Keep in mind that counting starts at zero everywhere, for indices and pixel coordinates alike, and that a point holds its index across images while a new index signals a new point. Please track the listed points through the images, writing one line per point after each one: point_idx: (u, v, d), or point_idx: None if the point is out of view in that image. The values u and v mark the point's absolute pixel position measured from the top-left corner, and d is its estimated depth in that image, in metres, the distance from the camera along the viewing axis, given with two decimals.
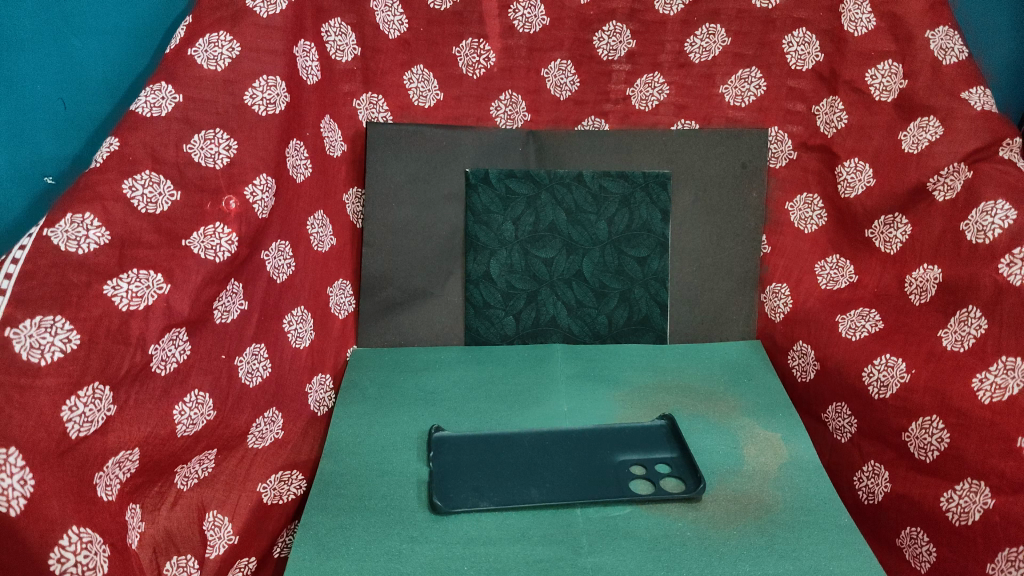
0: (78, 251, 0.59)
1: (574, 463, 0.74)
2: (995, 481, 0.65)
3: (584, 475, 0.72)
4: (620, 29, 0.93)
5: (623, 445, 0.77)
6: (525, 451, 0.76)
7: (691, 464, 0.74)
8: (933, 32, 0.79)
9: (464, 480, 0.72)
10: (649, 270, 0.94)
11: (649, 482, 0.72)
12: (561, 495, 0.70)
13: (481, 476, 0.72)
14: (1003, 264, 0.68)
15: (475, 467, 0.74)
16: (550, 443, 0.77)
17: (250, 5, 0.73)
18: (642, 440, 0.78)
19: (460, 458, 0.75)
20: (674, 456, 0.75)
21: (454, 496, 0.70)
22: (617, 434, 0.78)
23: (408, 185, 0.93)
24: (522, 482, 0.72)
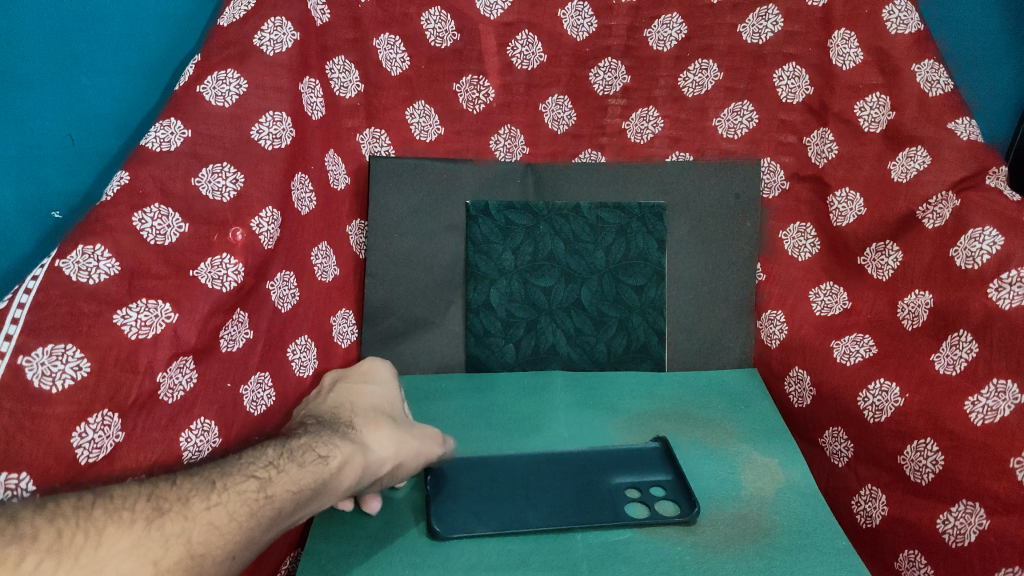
0: (89, 282, 0.61)
1: (572, 486, 0.75)
2: (990, 502, 0.66)
3: (580, 500, 0.73)
4: (615, 65, 0.96)
5: (619, 466, 0.78)
6: (523, 475, 0.76)
7: (685, 488, 0.74)
8: (918, 66, 0.81)
9: (461, 505, 0.72)
10: (647, 298, 0.96)
11: (644, 505, 0.73)
12: (559, 520, 0.70)
13: (479, 500, 0.73)
14: (992, 288, 0.70)
15: (474, 490, 0.74)
16: (548, 465, 0.78)
17: (256, 44, 0.75)
18: (638, 461, 0.79)
19: (460, 481, 0.76)
20: (668, 476, 0.76)
21: (452, 520, 0.70)
22: (614, 454, 0.80)
23: (410, 217, 0.94)
24: (519, 507, 0.72)
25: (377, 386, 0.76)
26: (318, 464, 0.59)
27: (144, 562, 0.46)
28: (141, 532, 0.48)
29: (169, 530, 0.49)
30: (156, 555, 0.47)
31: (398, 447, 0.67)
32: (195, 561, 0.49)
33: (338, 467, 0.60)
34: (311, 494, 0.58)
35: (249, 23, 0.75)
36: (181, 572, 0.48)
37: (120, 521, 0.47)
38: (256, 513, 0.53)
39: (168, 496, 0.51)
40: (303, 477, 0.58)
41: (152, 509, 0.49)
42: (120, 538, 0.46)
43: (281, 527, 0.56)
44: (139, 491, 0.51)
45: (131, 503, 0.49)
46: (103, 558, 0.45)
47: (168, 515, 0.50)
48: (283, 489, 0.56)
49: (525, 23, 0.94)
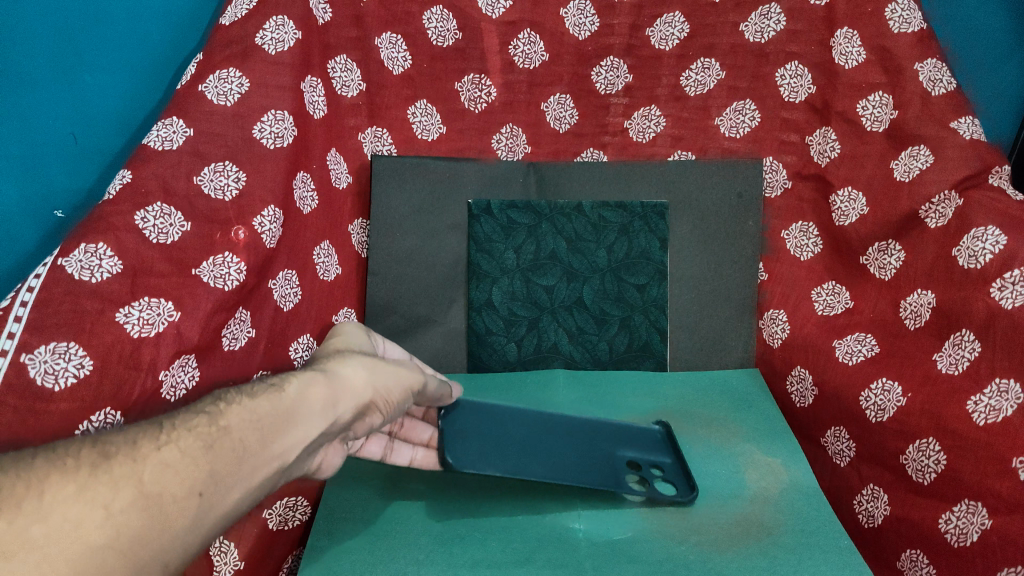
0: (92, 280, 0.61)
1: (583, 447, 0.75)
2: (992, 502, 0.66)
3: (588, 463, 0.73)
4: (617, 64, 0.96)
5: (625, 441, 0.78)
6: (534, 428, 0.76)
7: (685, 473, 0.76)
8: (921, 64, 0.81)
9: (470, 447, 0.72)
10: (649, 297, 0.95)
11: (643, 491, 0.73)
12: (571, 475, 0.70)
13: (491, 444, 0.73)
14: (995, 287, 0.69)
15: (485, 435, 0.74)
16: (558, 427, 0.77)
17: (258, 42, 0.75)
18: (643, 442, 0.79)
19: (471, 427, 0.75)
20: (670, 461, 0.77)
21: (464, 456, 0.70)
22: (623, 429, 0.80)
23: (413, 216, 0.94)
24: (531, 457, 0.72)
25: (342, 333, 0.73)
26: (282, 395, 0.56)
27: (94, 508, 0.41)
28: (87, 478, 0.43)
29: (115, 472, 0.44)
30: (105, 499, 0.42)
31: (371, 379, 0.63)
32: (153, 500, 0.43)
33: (305, 396, 0.56)
34: (282, 424, 0.54)
35: (252, 22, 0.75)
36: (137, 511, 0.42)
37: (63, 470, 0.43)
38: (218, 446, 0.49)
39: (115, 441, 0.47)
40: (268, 405, 0.54)
41: (97, 456, 0.45)
42: (63, 487, 0.42)
43: (255, 462, 0.50)
44: (84, 440, 0.46)
45: (73, 451, 0.45)
46: (48, 507, 0.40)
47: (114, 459, 0.45)
48: (241, 419, 0.52)
49: (527, 21, 0.94)
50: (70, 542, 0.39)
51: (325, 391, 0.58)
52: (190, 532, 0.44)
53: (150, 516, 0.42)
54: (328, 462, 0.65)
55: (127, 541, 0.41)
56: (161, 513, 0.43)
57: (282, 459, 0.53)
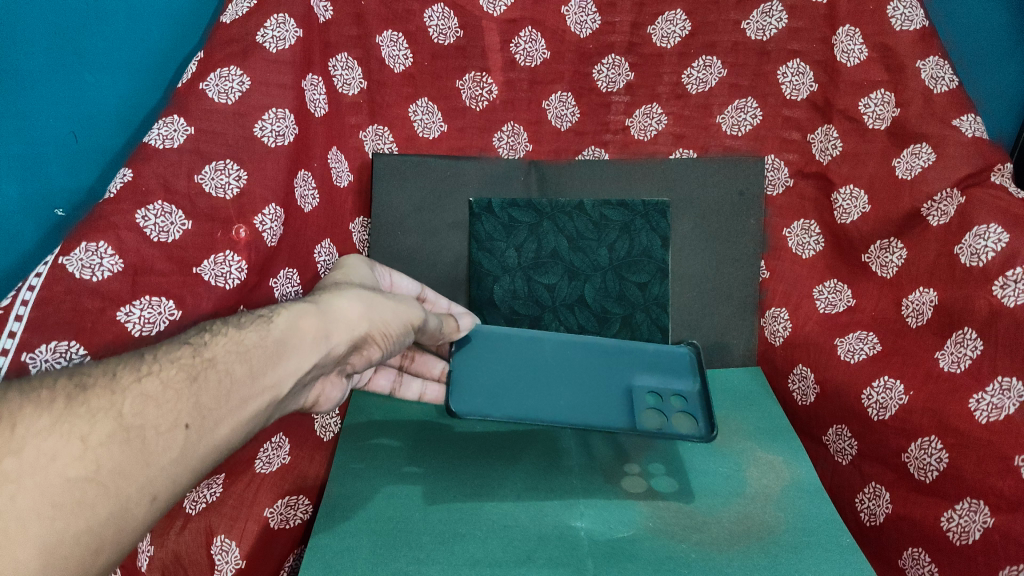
0: (93, 279, 0.63)
1: (594, 383, 0.77)
2: (994, 500, 0.67)
3: (597, 399, 0.74)
4: (619, 62, 0.97)
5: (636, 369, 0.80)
6: (547, 365, 0.79)
7: (705, 403, 0.75)
8: (923, 62, 0.81)
9: (479, 392, 0.74)
10: (650, 295, 0.92)
11: (647, 498, 0.74)
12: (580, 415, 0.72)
13: (501, 386, 0.75)
14: (997, 286, 0.70)
15: (497, 380, 0.76)
16: (570, 360, 0.80)
17: (259, 41, 0.75)
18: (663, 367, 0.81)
19: (485, 371, 0.77)
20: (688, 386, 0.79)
21: (470, 403, 0.73)
22: (635, 351, 0.82)
23: (414, 214, 0.93)
24: (540, 395, 0.74)
25: (347, 269, 0.78)
26: (268, 329, 0.60)
27: (71, 440, 0.45)
28: (63, 411, 0.47)
29: (92, 405, 0.48)
30: (82, 431, 0.46)
31: (366, 311, 0.67)
32: (132, 432, 0.48)
33: (291, 330, 0.61)
34: (268, 357, 0.58)
35: (252, 20, 0.75)
36: (116, 444, 0.47)
37: (38, 402, 0.47)
38: (200, 378, 0.53)
39: (93, 373, 0.51)
40: (254, 339, 0.58)
41: (73, 388, 0.49)
42: (39, 419, 0.46)
43: (243, 388, 0.55)
44: (61, 372, 0.50)
45: (50, 382, 0.49)
46: (23, 440, 0.44)
47: (91, 392, 0.49)
48: (226, 351, 0.56)
49: (528, 20, 0.94)
50: (47, 473, 0.44)
51: (315, 324, 0.63)
52: (176, 462, 0.49)
53: (129, 447, 0.47)
54: (329, 395, 0.72)
55: (107, 472, 0.45)
56: (140, 443, 0.48)
57: (273, 390, 0.57)
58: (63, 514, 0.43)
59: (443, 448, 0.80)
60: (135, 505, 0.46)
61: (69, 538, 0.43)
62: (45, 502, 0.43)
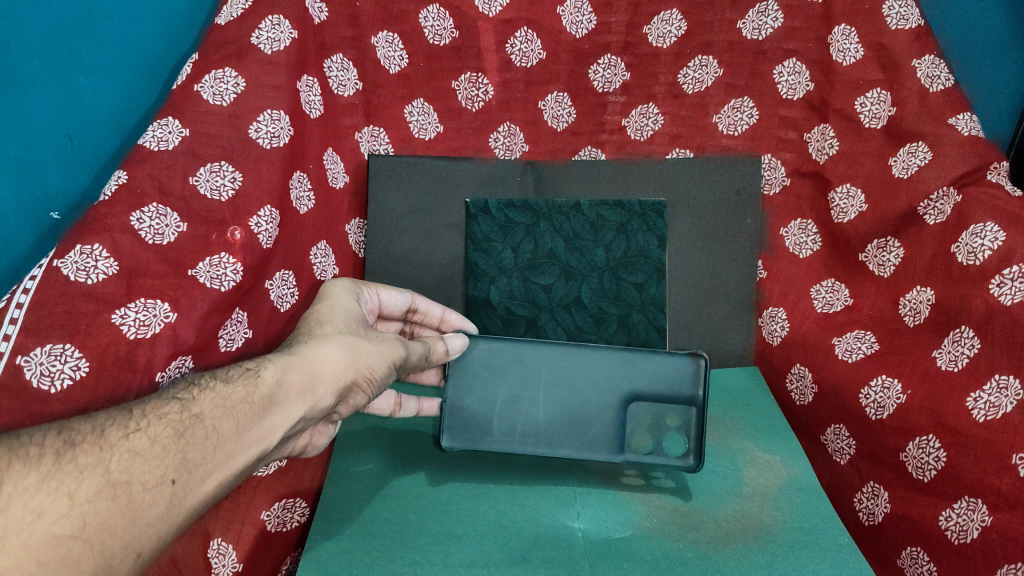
0: (88, 281, 0.63)
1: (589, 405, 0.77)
2: (992, 499, 0.67)
3: (590, 417, 0.77)
4: (614, 62, 0.96)
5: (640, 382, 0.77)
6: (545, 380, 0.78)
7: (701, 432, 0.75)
8: (919, 60, 0.81)
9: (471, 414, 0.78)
10: (648, 295, 0.92)
11: (646, 499, 0.74)
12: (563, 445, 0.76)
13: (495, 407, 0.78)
14: (994, 284, 0.71)
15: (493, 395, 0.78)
16: (569, 366, 0.78)
17: (254, 42, 0.75)
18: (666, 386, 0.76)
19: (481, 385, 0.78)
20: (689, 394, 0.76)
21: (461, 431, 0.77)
22: (638, 359, 0.77)
23: (410, 215, 0.93)
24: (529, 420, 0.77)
25: (331, 299, 0.74)
26: (253, 382, 0.59)
27: (59, 498, 0.46)
28: (51, 467, 0.47)
29: (79, 462, 0.48)
30: (70, 488, 0.47)
31: (351, 359, 0.65)
32: (119, 489, 0.48)
33: (277, 384, 0.59)
34: (254, 413, 0.57)
35: (247, 22, 0.75)
36: (103, 500, 0.47)
37: (27, 459, 0.47)
38: (187, 435, 0.53)
39: (81, 428, 0.51)
40: (241, 393, 0.57)
41: (62, 444, 0.49)
42: (28, 475, 0.46)
43: (230, 447, 0.55)
44: (51, 426, 0.51)
45: (39, 438, 0.49)
46: (10, 498, 0.45)
47: (79, 447, 0.49)
48: (212, 406, 0.56)
49: (524, 20, 0.94)
50: (33, 530, 0.44)
51: (300, 375, 0.61)
52: (161, 518, 0.49)
53: (115, 504, 0.48)
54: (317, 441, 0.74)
55: (92, 530, 0.46)
56: (126, 500, 0.48)
57: (259, 443, 0.57)
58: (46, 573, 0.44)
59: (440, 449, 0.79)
60: (120, 562, 0.47)
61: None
62: (31, 561, 0.44)
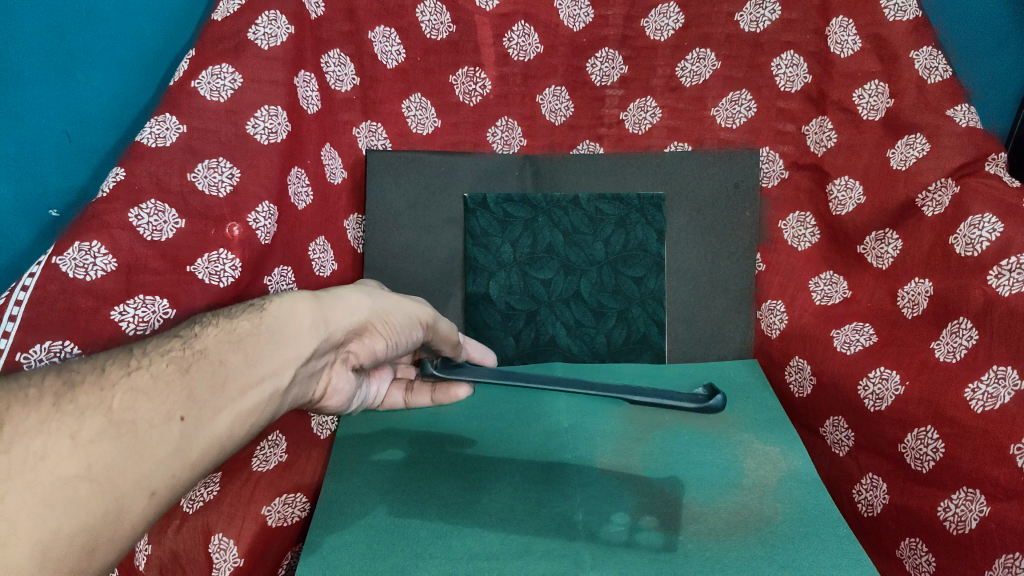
0: (86, 278, 0.64)
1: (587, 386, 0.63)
2: (990, 489, 0.67)
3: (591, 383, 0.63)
4: (612, 55, 0.96)
5: None
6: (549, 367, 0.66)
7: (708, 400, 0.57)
8: (917, 52, 0.81)
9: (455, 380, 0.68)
10: (646, 289, 0.93)
11: (628, 528, 0.69)
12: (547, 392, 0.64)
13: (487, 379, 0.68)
14: (992, 275, 0.70)
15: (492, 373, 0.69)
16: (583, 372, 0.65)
17: (251, 38, 0.75)
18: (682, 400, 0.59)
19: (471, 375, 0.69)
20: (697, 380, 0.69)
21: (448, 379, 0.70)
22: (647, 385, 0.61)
23: (408, 210, 0.93)
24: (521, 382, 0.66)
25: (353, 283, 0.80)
26: (258, 317, 0.62)
27: (61, 439, 0.48)
28: (50, 410, 0.49)
29: (80, 403, 0.50)
30: (72, 429, 0.48)
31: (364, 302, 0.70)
32: (123, 427, 0.50)
33: (281, 319, 0.63)
34: (261, 346, 0.59)
35: (244, 17, 0.75)
36: (107, 439, 0.49)
37: (28, 402, 0.49)
38: (192, 371, 0.55)
39: (82, 372, 0.53)
40: (246, 330, 0.60)
41: (62, 385, 0.51)
42: (28, 418, 0.48)
43: (241, 381, 0.57)
44: (50, 370, 0.53)
45: (39, 380, 0.51)
46: (12, 441, 0.46)
47: (78, 389, 0.51)
48: (217, 343, 0.58)
49: (520, 14, 0.95)
50: (38, 472, 0.46)
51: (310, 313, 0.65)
52: (173, 453, 0.51)
53: (119, 443, 0.49)
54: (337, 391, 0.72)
55: (97, 468, 0.47)
56: (131, 438, 0.50)
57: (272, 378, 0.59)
58: (56, 510, 0.45)
59: (440, 446, 0.79)
60: (131, 502, 0.48)
61: (63, 533, 0.45)
62: (37, 502, 0.45)
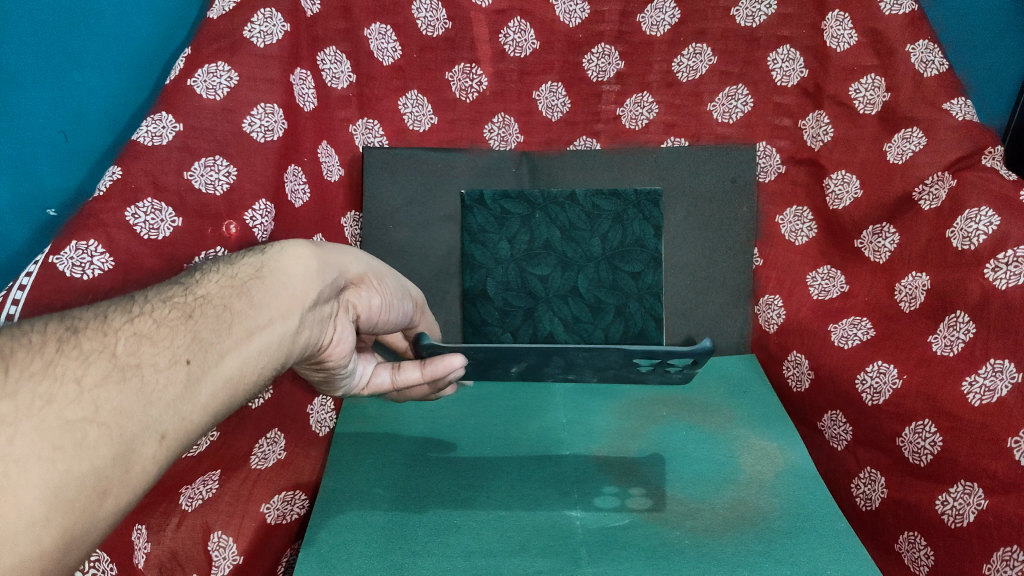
0: (83, 277, 0.64)
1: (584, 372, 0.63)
2: (988, 482, 0.67)
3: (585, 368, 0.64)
4: (609, 51, 0.96)
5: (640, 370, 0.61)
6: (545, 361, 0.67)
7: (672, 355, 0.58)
8: (913, 45, 0.81)
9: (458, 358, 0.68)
10: (644, 284, 0.91)
11: (619, 498, 0.73)
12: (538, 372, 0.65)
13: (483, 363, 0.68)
14: (989, 268, 0.70)
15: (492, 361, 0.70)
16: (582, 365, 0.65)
17: (246, 36, 0.74)
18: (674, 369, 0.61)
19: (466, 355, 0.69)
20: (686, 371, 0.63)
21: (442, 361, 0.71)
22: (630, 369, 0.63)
23: (404, 207, 0.93)
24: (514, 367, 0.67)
25: None
26: (263, 261, 0.56)
27: (66, 383, 0.41)
28: (54, 353, 0.42)
29: (83, 347, 0.43)
30: (76, 373, 0.42)
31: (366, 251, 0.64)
32: (128, 371, 0.44)
33: (289, 260, 0.56)
34: (268, 288, 0.53)
35: (239, 16, 0.75)
36: (113, 384, 0.43)
37: (29, 346, 0.42)
38: (196, 315, 0.49)
39: (81, 316, 0.46)
40: (249, 272, 0.54)
41: (65, 330, 0.44)
42: (31, 362, 0.41)
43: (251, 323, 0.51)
44: (49, 317, 0.45)
45: (38, 325, 0.44)
46: (17, 383, 0.39)
47: (83, 334, 0.44)
48: (220, 287, 0.52)
49: (516, 10, 0.94)
50: (45, 415, 0.39)
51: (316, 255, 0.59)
52: (179, 398, 0.45)
53: (126, 386, 0.43)
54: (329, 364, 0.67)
55: (107, 413, 0.41)
56: (138, 381, 0.44)
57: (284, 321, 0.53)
58: (65, 455, 0.39)
59: (439, 442, 0.80)
60: (142, 443, 0.42)
61: (74, 480, 0.39)
62: (44, 444, 0.38)
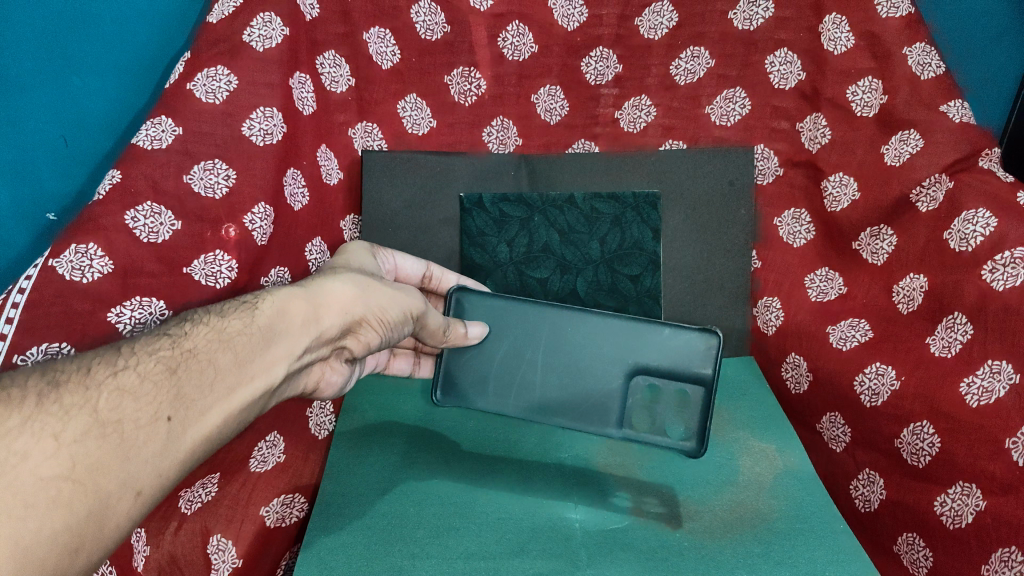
0: (83, 280, 0.64)
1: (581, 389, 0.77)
2: (986, 483, 0.68)
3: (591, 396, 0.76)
4: (607, 54, 0.96)
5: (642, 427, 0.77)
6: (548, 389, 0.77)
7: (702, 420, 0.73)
8: (909, 48, 0.82)
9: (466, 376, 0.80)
10: (643, 287, 0.92)
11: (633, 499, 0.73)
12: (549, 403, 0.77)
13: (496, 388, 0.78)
14: (986, 270, 0.71)
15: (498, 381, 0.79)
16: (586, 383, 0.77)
17: (246, 40, 0.75)
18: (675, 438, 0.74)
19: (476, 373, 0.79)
20: (625, 432, 0.75)
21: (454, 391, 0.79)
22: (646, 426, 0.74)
23: (404, 211, 0.93)
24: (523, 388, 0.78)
25: (347, 255, 0.77)
26: (254, 314, 0.58)
27: (44, 438, 0.45)
28: (34, 408, 0.46)
29: (63, 402, 0.47)
30: (55, 429, 0.45)
31: (363, 293, 0.66)
32: (108, 427, 0.47)
33: (275, 318, 0.59)
34: (252, 347, 0.56)
35: (238, 20, 0.75)
36: (92, 439, 0.46)
37: (8, 401, 0.46)
38: (182, 369, 0.52)
39: (66, 368, 0.49)
40: (239, 325, 0.57)
41: (46, 384, 0.48)
42: (10, 418, 0.45)
43: (233, 381, 0.54)
44: (34, 369, 0.49)
45: (21, 379, 0.48)
46: None
47: (64, 388, 0.48)
48: (207, 340, 0.55)
49: (515, 14, 0.95)
50: (20, 473, 0.43)
51: (306, 306, 0.61)
52: (158, 454, 0.48)
53: (105, 442, 0.46)
54: (330, 384, 0.71)
55: (82, 470, 0.45)
56: (117, 438, 0.47)
57: (266, 376, 0.56)
58: (36, 514, 0.42)
59: (440, 445, 0.80)
60: (118, 500, 0.46)
61: (45, 537, 0.42)
62: (18, 503, 0.42)
